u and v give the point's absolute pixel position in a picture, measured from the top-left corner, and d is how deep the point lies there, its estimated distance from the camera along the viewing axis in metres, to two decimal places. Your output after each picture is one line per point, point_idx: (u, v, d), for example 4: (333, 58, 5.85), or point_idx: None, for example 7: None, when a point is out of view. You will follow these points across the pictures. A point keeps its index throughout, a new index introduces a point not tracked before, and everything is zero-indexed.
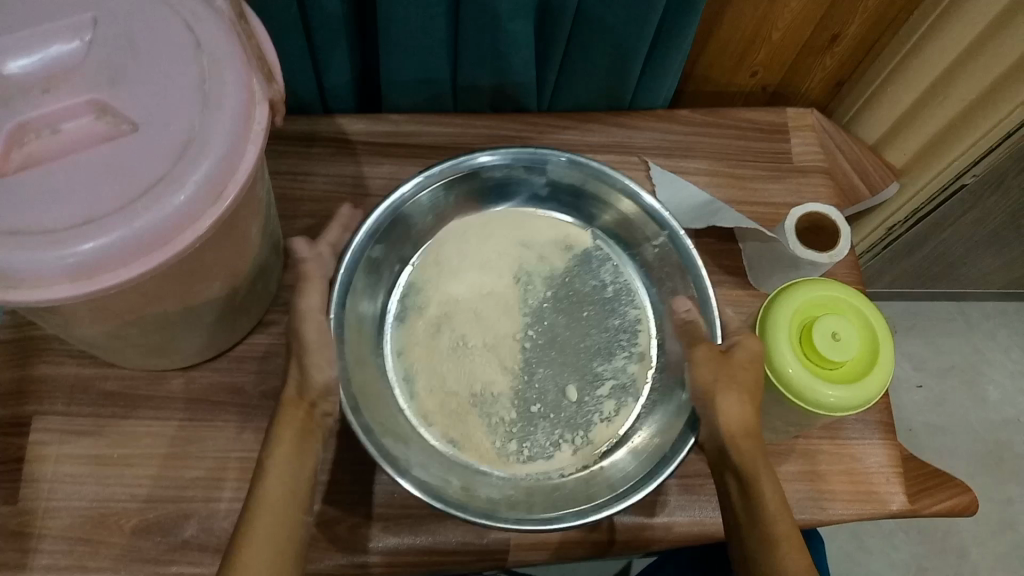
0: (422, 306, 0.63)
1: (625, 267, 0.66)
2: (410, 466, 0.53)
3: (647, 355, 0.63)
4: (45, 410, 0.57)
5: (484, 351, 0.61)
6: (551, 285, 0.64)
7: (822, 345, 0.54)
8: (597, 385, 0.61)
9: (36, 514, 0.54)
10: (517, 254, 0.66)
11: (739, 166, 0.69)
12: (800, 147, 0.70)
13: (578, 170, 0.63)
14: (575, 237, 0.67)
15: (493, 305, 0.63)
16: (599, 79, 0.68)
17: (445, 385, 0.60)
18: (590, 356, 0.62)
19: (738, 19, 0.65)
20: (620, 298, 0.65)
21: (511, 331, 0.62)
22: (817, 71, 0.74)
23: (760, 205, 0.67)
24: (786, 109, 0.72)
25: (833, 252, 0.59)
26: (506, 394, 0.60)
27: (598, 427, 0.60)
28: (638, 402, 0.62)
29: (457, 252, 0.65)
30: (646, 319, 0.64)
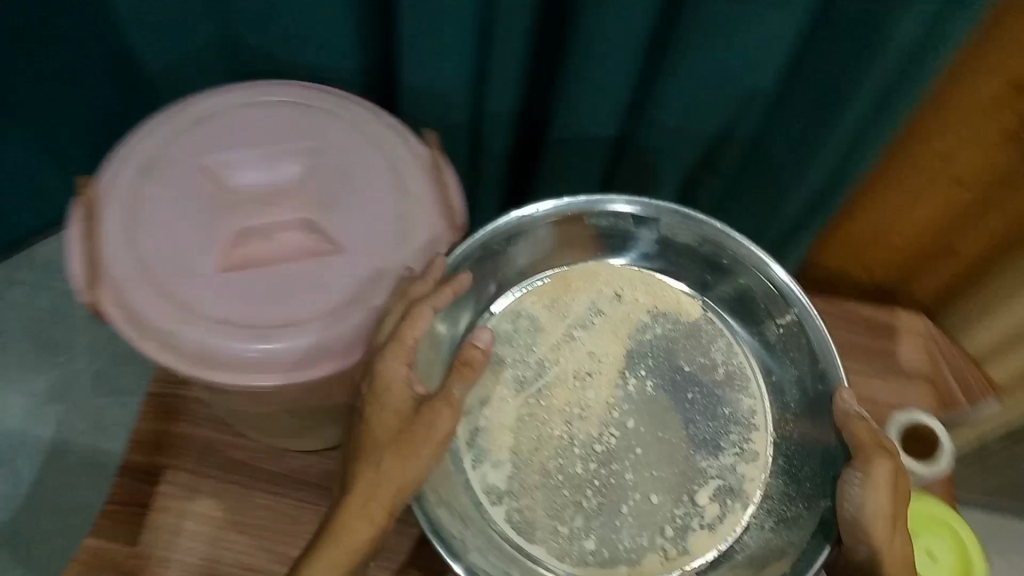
0: (512, 355, 0.55)
1: (739, 346, 0.58)
2: (468, 552, 0.48)
3: (760, 454, 0.54)
4: (176, 464, 0.63)
5: (580, 424, 0.54)
6: (653, 358, 0.56)
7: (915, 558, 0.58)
8: (699, 485, 0.53)
9: (150, 560, 0.60)
10: (612, 312, 0.58)
11: (846, 358, 0.72)
12: (907, 351, 0.73)
13: (689, 229, 0.56)
14: (680, 310, 0.59)
15: (585, 366, 0.55)
16: None
17: (521, 459, 0.53)
18: (694, 442, 0.54)
19: (871, 215, 0.71)
20: (731, 382, 0.56)
21: (606, 404, 0.54)
22: (929, 279, 0.76)
23: (863, 399, 0.70)
24: (899, 312, 0.75)
25: (931, 466, 0.62)
26: (590, 473, 0.52)
27: (698, 532, 0.52)
28: (745, 510, 0.53)
29: (564, 299, 0.58)
30: (765, 412, 0.56)
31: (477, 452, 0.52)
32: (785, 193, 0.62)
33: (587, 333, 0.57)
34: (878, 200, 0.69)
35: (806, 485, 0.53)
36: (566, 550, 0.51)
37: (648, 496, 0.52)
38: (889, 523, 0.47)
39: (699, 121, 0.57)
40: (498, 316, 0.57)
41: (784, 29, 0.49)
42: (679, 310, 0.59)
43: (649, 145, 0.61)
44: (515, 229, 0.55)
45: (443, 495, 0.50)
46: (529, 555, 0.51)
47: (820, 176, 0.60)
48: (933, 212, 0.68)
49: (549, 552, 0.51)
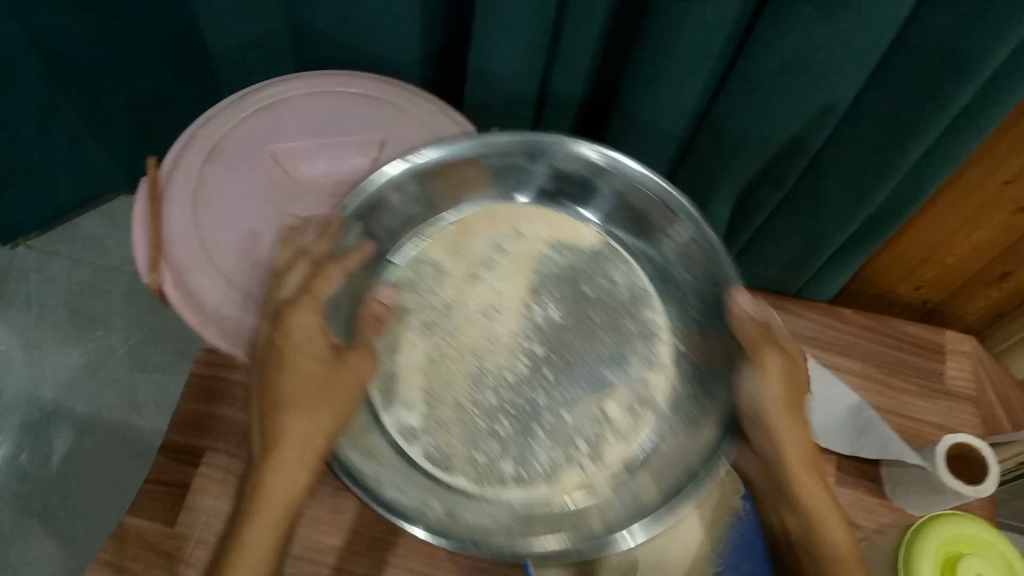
0: (416, 304, 0.58)
1: (637, 269, 0.63)
2: (385, 488, 0.50)
3: (661, 360, 0.59)
4: (217, 447, 0.63)
5: (495, 356, 0.57)
6: (556, 288, 0.60)
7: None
8: (607, 397, 0.57)
9: (188, 543, 0.60)
10: (513, 250, 0.62)
11: (890, 375, 0.71)
12: (953, 371, 0.72)
13: (578, 160, 0.58)
14: (579, 238, 0.63)
15: (491, 302, 0.59)
16: (777, 262, 0.72)
17: (433, 397, 0.55)
18: (591, 363, 0.58)
19: (922, 233, 0.69)
20: (635, 303, 0.61)
21: (513, 335, 0.58)
22: (980, 300, 0.75)
23: (906, 418, 0.69)
24: (946, 332, 0.74)
25: (978, 487, 0.60)
26: (502, 400, 0.56)
27: (611, 445, 0.55)
28: (657, 416, 0.57)
29: (472, 239, 0.62)
30: (663, 324, 0.61)
31: (388, 395, 0.55)
32: (852, 203, 0.60)
33: (493, 273, 0.61)
34: (933, 219, 0.67)
35: (709, 387, 0.58)
36: (482, 476, 0.53)
37: (558, 411, 0.56)
38: (787, 412, 0.53)
39: (777, 124, 0.56)
40: (398, 265, 0.60)
41: (880, 36, 0.48)
42: (582, 244, 0.63)
43: (725, 144, 0.60)
44: (431, 171, 0.54)
45: (355, 439, 0.53)
46: (452, 487, 0.53)
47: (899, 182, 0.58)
48: (989, 234, 0.66)
49: (465, 480, 0.53)
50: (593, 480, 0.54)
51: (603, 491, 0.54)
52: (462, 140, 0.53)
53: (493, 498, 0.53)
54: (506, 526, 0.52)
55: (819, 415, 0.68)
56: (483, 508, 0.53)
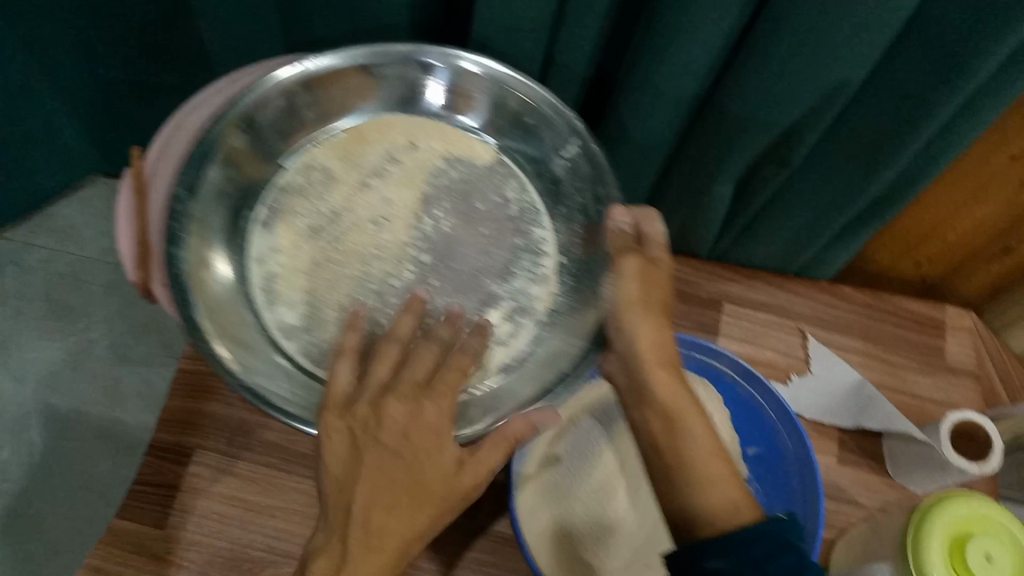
0: (300, 207, 0.58)
1: (531, 186, 0.61)
2: (255, 375, 0.52)
3: (549, 278, 0.59)
4: (206, 444, 0.61)
5: (377, 257, 0.57)
6: (447, 199, 0.59)
7: (976, 566, 0.51)
8: (491, 307, 0.57)
9: (179, 544, 0.58)
10: (406, 160, 0.60)
11: (890, 352, 0.70)
12: (955, 347, 0.71)
13: (475, 75, 0.57)
14: (473, 152, 0.61)
15: (380, 212, 0.58)
16: (778, 240, 0.71)
17: (314, 296, 0.56)
18: (482, 273, 0.58)
19: (928, 207, 0.68)
20: (524, 218, 0.60)
21: (400, 244, 0.58)
22: (980, 274, 0.74)
23: (904, 394, 0.69)
24: (947, 307, 0.73)
25: (983, 466, 0.58)
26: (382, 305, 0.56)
27: (494, 352, 0.56)
28: (539, 326, 0.58)
29: (363, 148, 0.60)
30: (551, 240, 0.60)
31: (268, 292, 0.56)
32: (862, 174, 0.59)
33: (384, 181, 0.59)
34: (940, 193, 0.66)
35: (580, 296, 0.58)
36: None
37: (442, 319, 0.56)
38: (642, 311, 0.52)
39: (780, 107, 0.55)
40: (291, 168, 0.59)
41: (894, 13, 0.46)
42: (475, 156, 0.61)
43: (726, 125, 0.58)
44: (314, 79, 0.55)
45: (226, 324, 0.53)
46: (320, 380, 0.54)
47: (905, 161, 0.57)
48: (995, 209, 0.65)
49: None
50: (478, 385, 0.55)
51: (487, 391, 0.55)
52: (356, 49, 0.55)
53: None
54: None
55: (821, 395, 0.67)
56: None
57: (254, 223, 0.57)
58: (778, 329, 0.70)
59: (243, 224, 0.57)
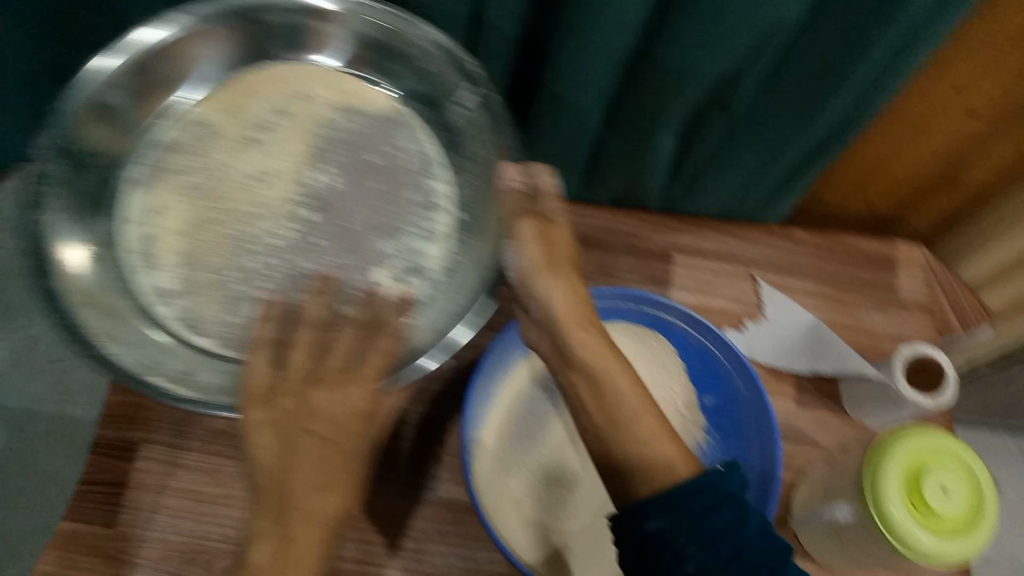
0: (183, 167, 0.57)
1: (422, 139, 0.61)
2: (111, 341, 0.50)
3: (437, 234, 0.58)
4: (152, 439, 0.59)
5: (263, 216, 0.56)
6: (334, 150, 0.59)
7: (934, 502, 0.51)
8: (380, 265, 0.56)
9: (132, 542, 0.56)
10: (293, 113, 0.60)
11: (844, 292, 0.70)
12: (908, 282, 0.71)
13: (369, 19, 0.58)
14: (365, 103, 0.61)
15: (265, 169, 0.58)
16: (725, 189, 0.69)
17: (193, 259, 0.55)
18: (368, 228, 0.57)
19: (875, 143, 0.67)
20: (418, 173, 0.59)
21: (285, 201, 0.57)
22: (931, 209, 0.73)
23: (859, 330, 0.69)
24: (898, 243, 0.72)
25: (936, 399, 0.59)
26: (260, 266, 0.55)
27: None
28: (431, 285, 0.56)
29: (250, 101, 0.60)
30: (445, 195, 0.59)
31: (144, 255, 0.55)
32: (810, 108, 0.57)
33: (269, 135, 0.59)
34: (884, 129, 0.65)
35: (482, 253, 0.57)
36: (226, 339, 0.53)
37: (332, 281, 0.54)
38: (551, 273, 0.52)
39: (717, 55, 0.53)
40: (173, 127, 0.58)
41: None
42: (366, 108, 0.61)
43: (663, 76, 0.57)
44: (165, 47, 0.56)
45: (91, 291, 0.52)
46: (195, 345, 0.53)
47: (850, 102, 0.55)
48: (941, 141, 0.65)
49: (213, 341, 0.53)
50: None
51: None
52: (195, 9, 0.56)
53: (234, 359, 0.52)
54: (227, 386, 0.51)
55: (776, 340, 0.67)
56: (226, 369, 0.52)
57: (129, 182, 0.57)
58: (731, 276, 0.69)
59: (115, 187, 0.56)
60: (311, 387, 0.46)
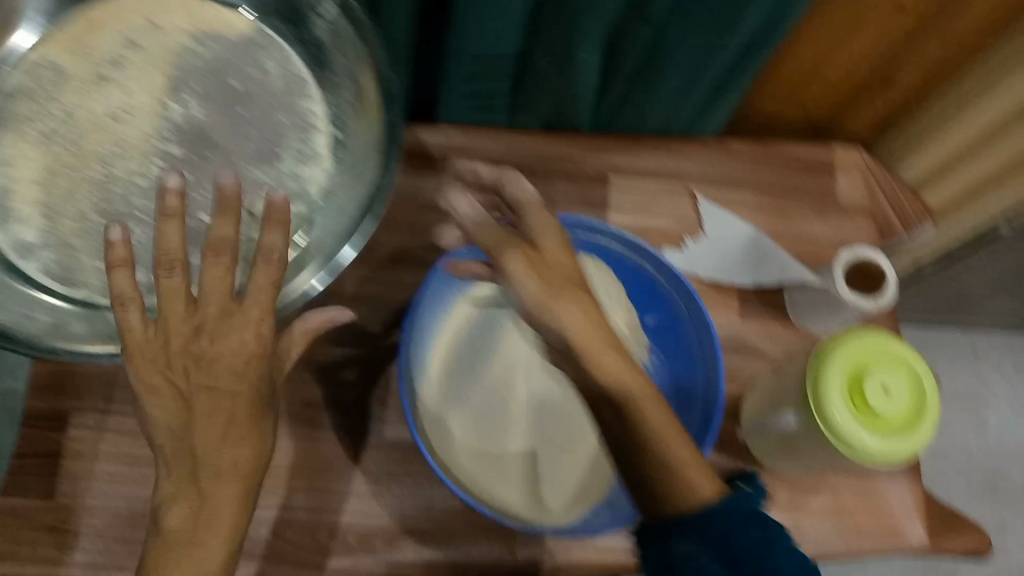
0: (31, 111, 0.53)
1: (293, 57, 0.57)
2: None
3: (316, 157, 0.56)
4: (83, 406, 0.57)
5: (126, 157, 0.53)
6: (195, 79, 0.55)
7: (875, 402, 0.51)
8: (256, 194, 0.54)
9: (73, 512, 0.55)
10: (146, 45, 0.55)
11: (783, 200, 0.69)
12: (847, 185, 0.70)
13: None
14: (226, 25, 0.57)
15: (123, 105, 0.54)
16: (655, 106, 0.67)
17: (52, 208, 0.52)
18: (242, 157, 0.55)
19: (805, 46, 0.65)
20: (291, 93, 0.57)
21: (146, 137, 0.54)
22: (867, 110, 0.72)
23: (800, 239, 0.68)
24: (835, 146, 0.71)
25: (877, 299, 0.59)
26: (130, 209, 0.53)
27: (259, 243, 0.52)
28: (310, 209, 0.55)
29: (96, 35, 0.55)
30: (321, 113, 0.57)
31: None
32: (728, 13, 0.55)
33: (122, 71, 0.55)
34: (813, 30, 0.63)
35: (363, 173, 0.56)
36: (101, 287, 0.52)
37: (196, 216, 0.53)
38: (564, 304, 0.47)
39: None
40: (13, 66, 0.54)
41: None
42: (228, 31, 0.57)
43: None
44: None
45: None
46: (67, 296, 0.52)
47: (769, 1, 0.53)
48: (872, 38, 0.63)
49: (94, 291, 0.52)
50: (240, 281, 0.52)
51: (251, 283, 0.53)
52: None
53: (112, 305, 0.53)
54: (105, 334, 0.52)
55: (716, 254, 0.66)
56: (101, 317, 0.52)
57: None
58: (669, 194, 0.68)
59: None
60: (217, 351, 0.47)
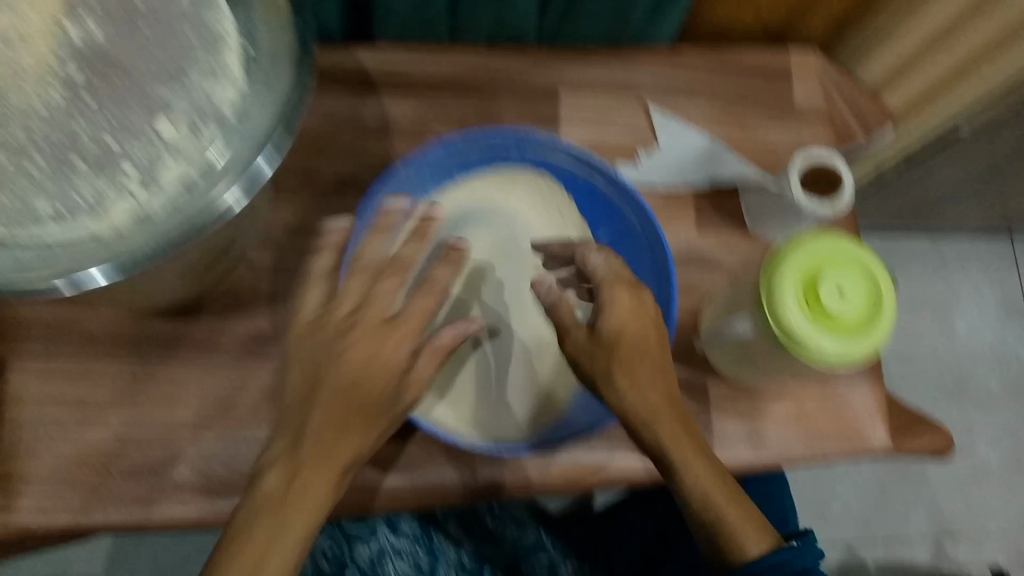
0: None
1: None
2: None
3: (233, 73, 0.39)
4: (22, 350, 0.56)
5: (22, 77, 0.37)
6: None
7: (833, 306, 0.50)
8: (163, 113, 0.38)
9: (19, 458, 0.54)
10: None
11: (738, 106, 0.67)
12: (804, 89, 0.68)
13: None
14: None
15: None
16: (602, 14, 0.63)
17: None
18: (140, 69, 0.38)
19: None
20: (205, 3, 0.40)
21: (43, 53, 0.37)
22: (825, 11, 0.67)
23: (757, 145, 0.67)
24: (790, 49, 0.69)
25: (835, 202, 0.58)
26: (33, 137, 0.37)
27: (170, 164, 0.37)
28: (223, 132, 0.38)
29: None
30: (233, 27, 0.40)
31: None
32: None
33: None
34: None
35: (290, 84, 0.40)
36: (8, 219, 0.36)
37: (104, 138, 0.37)
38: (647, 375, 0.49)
39: None
40: None
41: None
42: None
43: None
44: None
45: None
46: None
47: None
48: None
49: None
50: (147, 212, 0.36)
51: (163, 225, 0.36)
52: None
53: (27, 242, 0.36)
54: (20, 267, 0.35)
55: (669, 165, 0.64)
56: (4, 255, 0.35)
57: None
58: (621, 106, 0.66)
59: None
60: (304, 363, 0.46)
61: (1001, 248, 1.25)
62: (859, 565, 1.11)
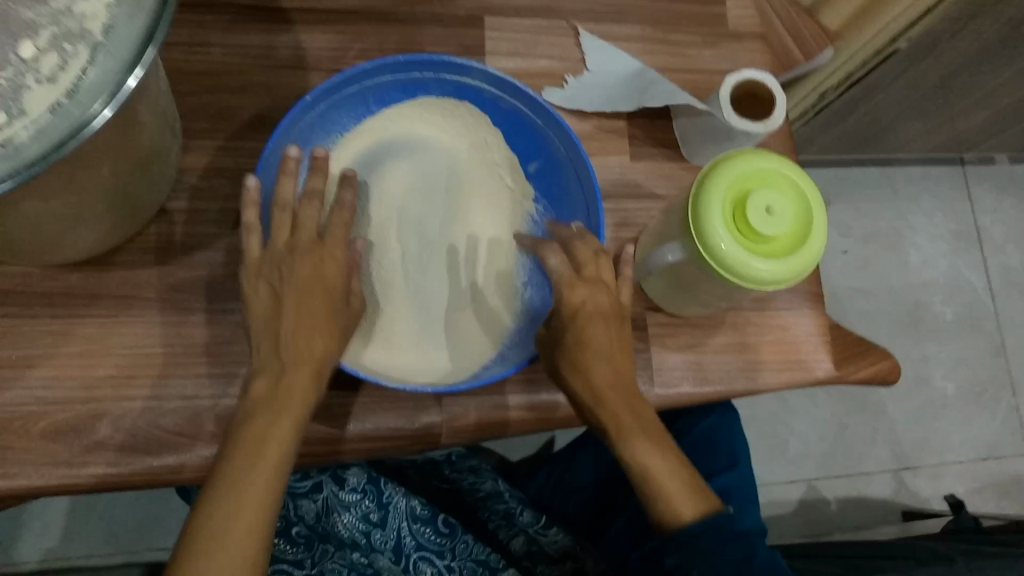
0: None
1: None
2: None
3: None
4: None
5: None
6: None
7: (768, 230, 0.49)
8: (25, 35, 0.35)
9: None
10: None
11: (674, 31, 0.65)
12: (737, 10, 0.67)
13: None
14: None
15: None
16: None
17: None
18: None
19: None
20: None
21: None
22: None
23: (691, 71, 0.65)
24: None
25: (768, 121, 0.57)
26: None
27: (36, 88, 0.35)
28: (89, 50, 0.35)
29: None
30: None
31: None
32: None
33: None
34: None
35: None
36: None
37: None
38: (600, 358, 0.51)
39: None
40: None
41: None
42: None
43: None
44: None
45: None
46: None
47: None
48: None
49: None
50: (12, 141, 0.34)
51: (32, 157, 0.34)
52: None
53: None
54: None
55: (599, 92, 0.63)
56: None
57: None
58: (548, 32, 0.63)
59: None
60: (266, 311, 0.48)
61: (952, 176, 1.25)
62: (823, 501, 1.11)
